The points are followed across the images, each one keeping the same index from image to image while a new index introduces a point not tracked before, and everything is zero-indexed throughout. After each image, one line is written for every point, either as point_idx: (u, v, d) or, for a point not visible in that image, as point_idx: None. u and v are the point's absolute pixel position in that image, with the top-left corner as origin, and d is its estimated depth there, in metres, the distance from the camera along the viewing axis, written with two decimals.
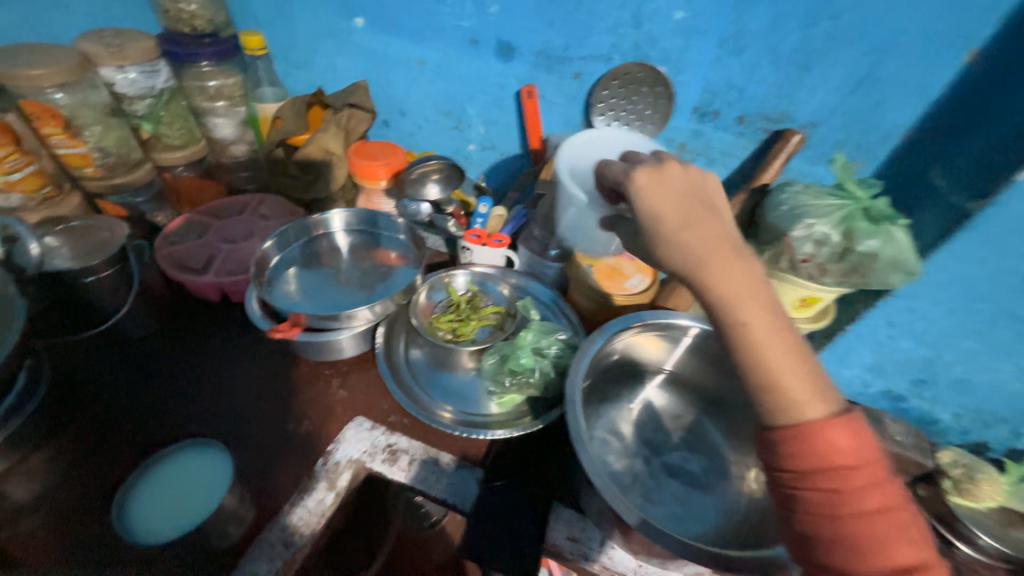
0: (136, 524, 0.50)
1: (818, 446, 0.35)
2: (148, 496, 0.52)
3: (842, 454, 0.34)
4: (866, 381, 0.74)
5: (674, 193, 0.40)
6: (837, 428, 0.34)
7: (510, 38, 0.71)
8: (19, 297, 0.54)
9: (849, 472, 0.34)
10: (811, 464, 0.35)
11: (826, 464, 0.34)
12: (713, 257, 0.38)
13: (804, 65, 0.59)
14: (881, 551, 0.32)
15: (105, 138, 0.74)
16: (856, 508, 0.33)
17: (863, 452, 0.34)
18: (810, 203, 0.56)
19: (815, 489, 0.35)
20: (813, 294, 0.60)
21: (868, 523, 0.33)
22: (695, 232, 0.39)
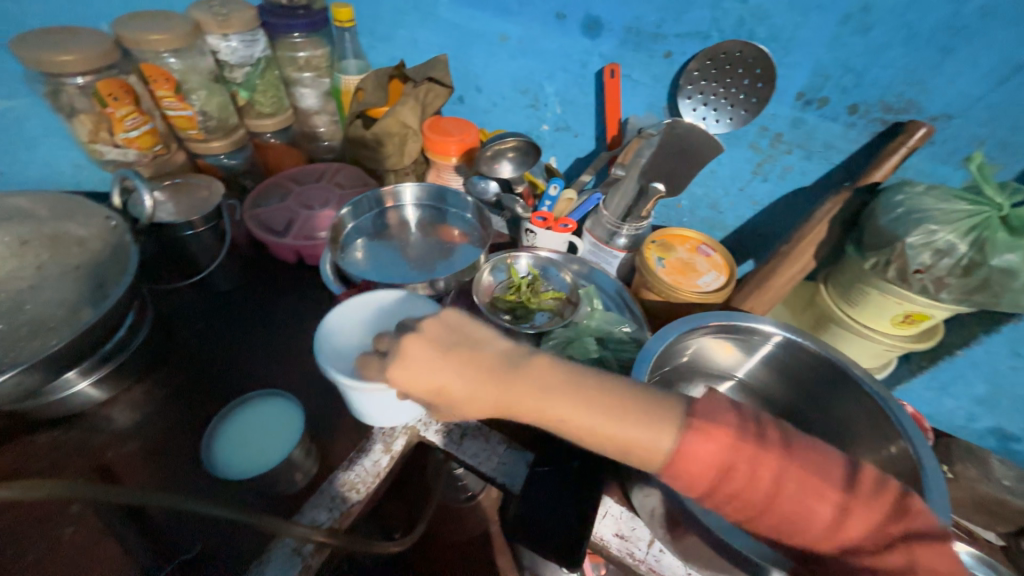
0: (219, 456, 0.55)
1: (716, 476, 0.37)
2: (231, 434, 0.57)
3: (736, 475, 0.37)
4: (971, 414, 0.66)
5: (414, 360, 0.43)
6: (699, 445, 0.37)
7: (599, 13, 0.67)
8: (132, 243, 0.60)
9: (751, 478, 0.37)
10: (728, 492, 0.38)
11: (731, 485, 0.37)
12: (554, 397, 0.40)
13: (947, 47, 0.52)
14: (815, 520, 0.37)
15: (208, 103, 0.79)
16: (778, 504, 0.37)
17: (750, 458, 0.37)
18: (934, 207, 0.50)
19: (746, 509, 0.38)
20: (920, 311, 0.54)
21: (795, 502, 0.37)
22: (442, 373, 0.43)
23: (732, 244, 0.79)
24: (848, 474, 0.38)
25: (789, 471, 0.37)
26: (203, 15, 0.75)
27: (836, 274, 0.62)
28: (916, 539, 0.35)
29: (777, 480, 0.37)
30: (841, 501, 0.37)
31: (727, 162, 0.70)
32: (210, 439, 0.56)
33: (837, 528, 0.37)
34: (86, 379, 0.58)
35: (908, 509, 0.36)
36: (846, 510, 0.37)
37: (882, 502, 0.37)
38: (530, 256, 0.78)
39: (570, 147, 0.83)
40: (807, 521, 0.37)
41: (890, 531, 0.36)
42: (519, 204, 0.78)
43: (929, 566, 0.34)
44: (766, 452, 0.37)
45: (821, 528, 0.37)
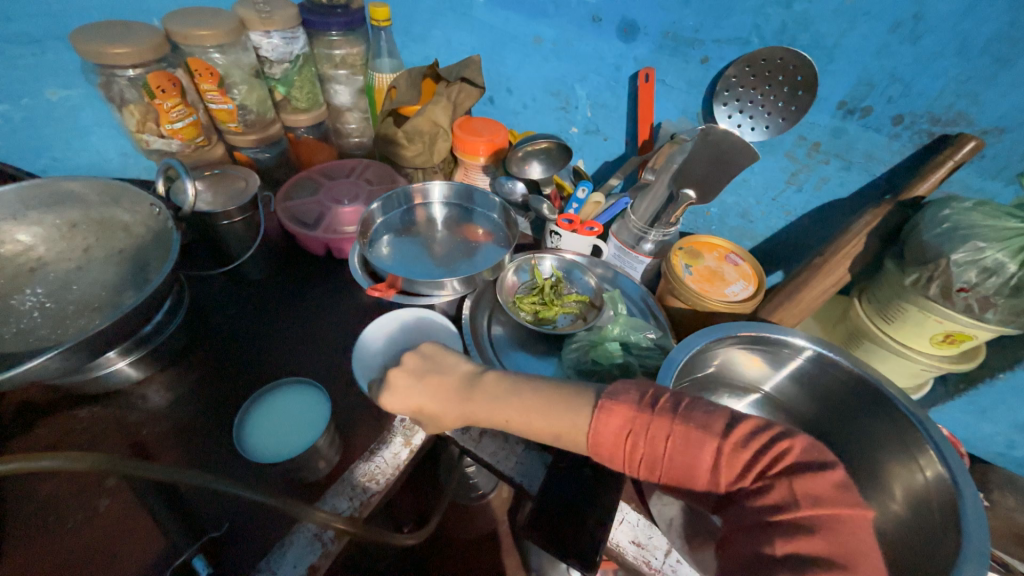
0: (248, 438, 0.56)
1: (627, 444, 0.41)
2: (260, 418, 0.58)
3: (639, 442, 0.41)
4: (1010, 441, 0.63)
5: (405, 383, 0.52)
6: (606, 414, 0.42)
7: (636, 17, 0.67)
8: (175, 232, 0.62)
9: (649, 439, 0.40)
10: (640, 459, 0.41)
11: (641, 451, 0.40)
12: (503, 406, 0.48)
13: (1003, 59, 0.50)
14: (705, 468, 0.39)
15: (249, 97, 0.81)
16: (674, 460, 0.40)
17: (639, 419, 0.41)
18: (982, 224, 0.48)
19: (659, 474, 0.41)
20: (962, 332, 0.52)
21: (688, 453, 0.39)
22: (419, 387, 0.52)
23: (761, 254, 0.78)
24: (727, 423, 0.40)
25: (676, 425, 0.40)
26: (247, 12, 0.77)
27: (872, 289, 0.60)
28: (796, 471, 0.36)
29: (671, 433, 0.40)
30: (722, 445, 0.39)
31: (761, 170, 0.69)
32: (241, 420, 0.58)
33: (733, 469, 0.38)
34: (124, 358, 0.61)
35: (779, 444, 0.38)
36: (722, 453, 0.39)
37: (753, 441, 0.39)
38: (555, 258, 0.78)
39: (599, 150, 0.83)
40: (707, 471, 0.39)
41: (760, 466, 0.38)
42: (546, 205, 0.77)
43: (807, 494, 0.35)
44: (654, 416, 0.41)
45: (720, 474, 0.39)
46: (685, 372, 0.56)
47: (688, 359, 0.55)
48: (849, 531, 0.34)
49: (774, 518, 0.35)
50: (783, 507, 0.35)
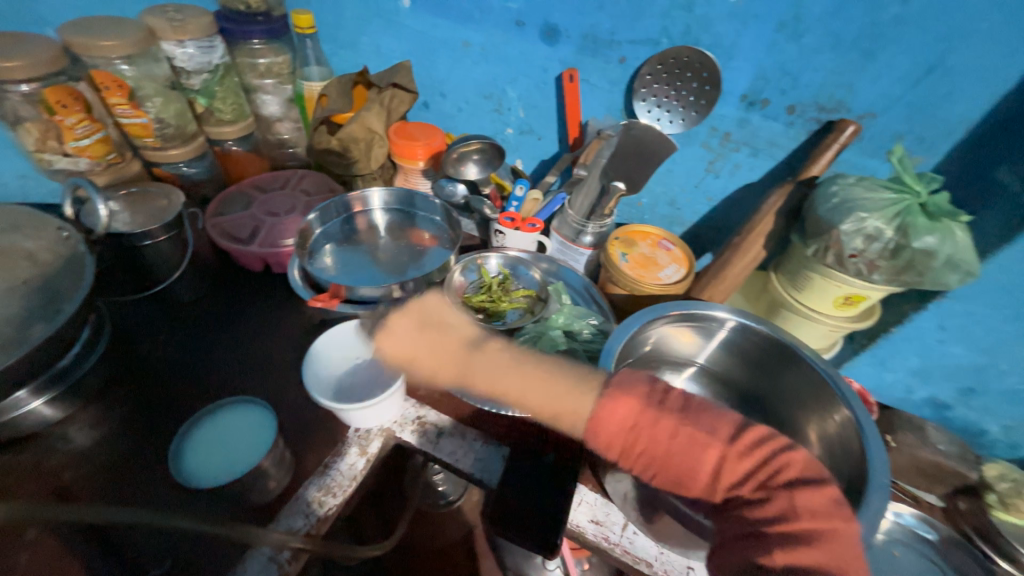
0: (185, 462, 0.54)
1: (628, 437, 0.43)
2: (200, 441, 0.56)
3: (645, 438, 0.43)
4: (909, 386, 0.72)
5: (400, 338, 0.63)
6: (625, 405, 0.44)
7: (557, 21, 0.70)
8: (88, 254, 0.59)
9: (651, 435, 0.43)
10: (638, 451, 0.43)
11: (639, 444, 0.43)
12: (504, 377, 0.54)
13: (868, 52, 0.57)
14: (705, 470, 0.41)
15: (165, 110, 0.77)
16: (674, 458, 0.42)
17: (650, 419, 0.43)
18: (863, 197, 0.54)
19: (656, 468, 0.43)
20: (858, 293, 0.59)
21: (690, 452, 0.42)
22: (422, 341, 0.62)
23: (691, 238, 0.83)
24: (734, 430, 0.43)
25: (683, 427, 0.42)
26: (157, 21, 0.73)
27: (784, 262, 0.67)
28: (796, 485, 0.39)
29: (674, 434, 0.42)
30: (724, 452, 0.41)
31: (682, 160, 0.74)
32: (178, 452, 0.54)
33: (729, 476, 0.41)
34: (37, 398, 0.56)
35: (783, 457, 0.40)
36: (724, 458, 0.41)
37: (757, 451, 0.41)
38: (500, 255, 0.80)
39: (535, 150, 0.86)
40: (704, 472, 0.42)
41: (762, 478, 0.40)
42: (487, 204, 0.79)
43: (805, 507, 0.38)
44: (661, 414, 0.43)
45: (718, 477, 0.41)
46: (622, 353, 0.60)
47: (627, 339, 0.58)
48: (840, 543, 0.36)
49: (769, 528, 0.38)
50: (782, 518, 0.38)
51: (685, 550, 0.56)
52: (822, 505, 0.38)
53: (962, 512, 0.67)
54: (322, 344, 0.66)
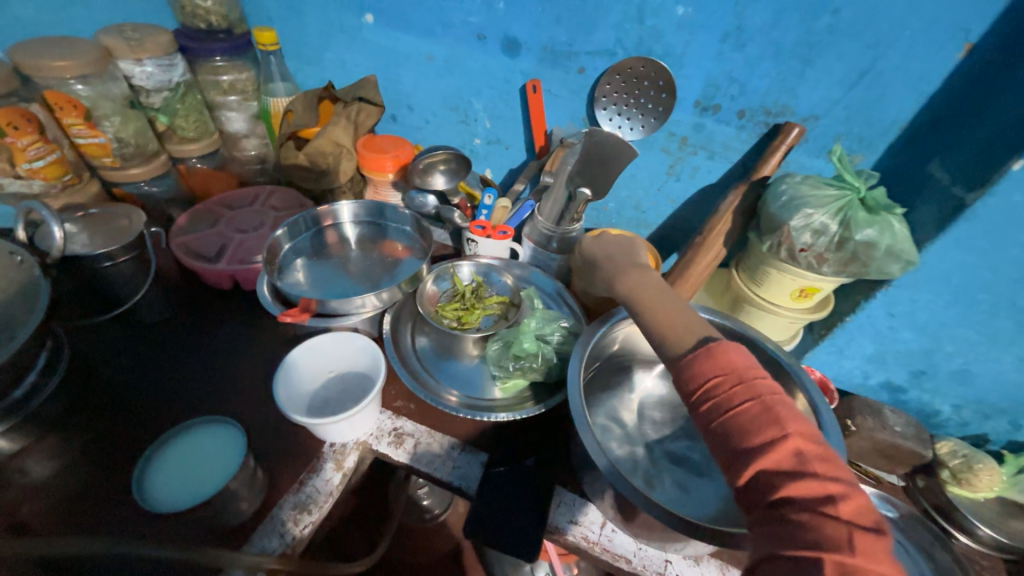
0: (151, 485, 0.52)
1: (707, 391, 0.38)
2: (167, 462, 0.54)
3: (728, 390, 0.38)
4: (866, 372, 0.75)
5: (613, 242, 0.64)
6: (737, 361, 0.39)
7: (517, 34, 0.72)
8: (43, 281, 0.56)
9: (732, 395, 0.37)
10: (710, 400, 0.38)
11: (718, 394, 0.38)
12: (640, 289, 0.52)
13: (807, 59, 0.60)
14: (767, 454, 0.34)
15: (124, 129, 0.76)
16: (740, 424, 0.36)
17: (754, 382, 0.37)
18: (809, 194, 0.58)
19: (715, 428, 0.37)
20: (812, 285, 0.62)
21: (749, 426, 0.36)
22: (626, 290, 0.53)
23: (658, 239, 0.86)
24: (816, 435, 0.35)
25: (773, 401, 0.36)
26: (114, 41, 0.72)
27: (744, 260, 0.70)
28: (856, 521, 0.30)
29: (751, 405, 0.36)
30: (798, 447, 0.34)
31: (644, 164, 0.77)
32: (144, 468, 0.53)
33: (779, 476, 0.34)
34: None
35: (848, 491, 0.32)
36: (792, 448, 0.34)
37: (824, 467, 0.33)
38: (472, 264, 0.81)
39: (503, 159, 0.88)
40: (759, 460, 0.34)
41: (816, 495, 0.32)
42: (457, 213, 0.80)
43: (861, 543, 0.29)
44: (758, 381, 0.38)
45: (765, 468, 0.34)
46: (592, 353, 0.63)
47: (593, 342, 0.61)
48: None
49: (802, 547, 0.30)
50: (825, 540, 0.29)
51: (662, 543, 0.57)
52: (882, 550, 0.29)
53: (921, 489, 0.70)
54: (294, 358, 0.65)
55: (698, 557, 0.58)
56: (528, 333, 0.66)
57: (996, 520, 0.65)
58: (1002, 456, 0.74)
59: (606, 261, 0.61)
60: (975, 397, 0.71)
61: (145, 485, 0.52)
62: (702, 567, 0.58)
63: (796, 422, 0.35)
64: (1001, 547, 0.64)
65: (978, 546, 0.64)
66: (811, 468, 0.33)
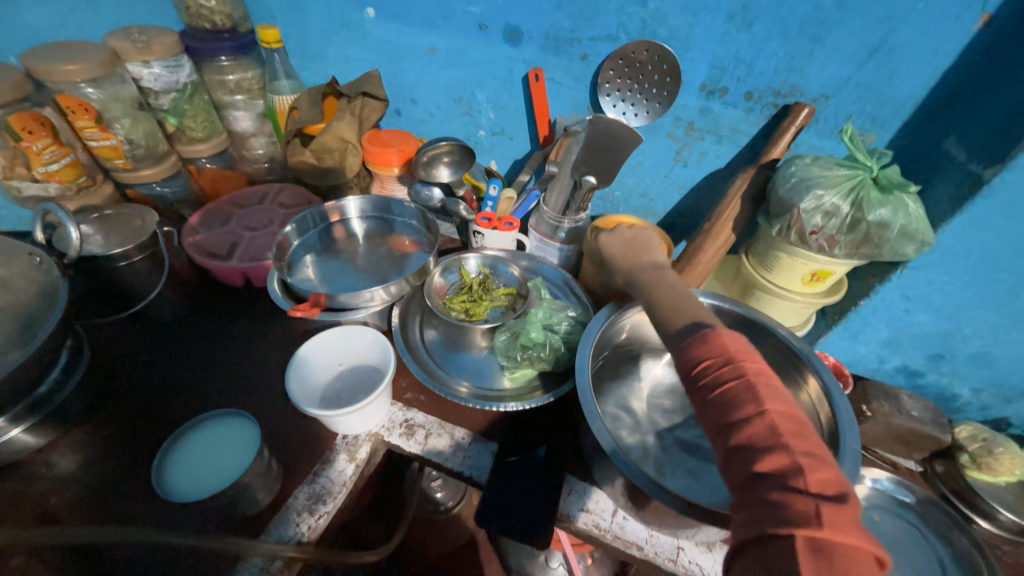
0: (172, 463, 0.55)
1: (696, 373, 0.39)
2: (194, 444, 0.57)
3: (715, 371, 0.38)
4: (881, 357, 0.74)
5: (623, 238, 0.62)
6: (727, 342, 0.39)
7: (518, 23, 0.72)
8: (63, 281, 0.58)
9: (719, 375, 0.37)
10: (697, 380, 0.38)
11: (706, 374, 0.38)
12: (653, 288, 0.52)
13: (815, 37, 0.59)
14: (749, 432, 0.34)
15: (134, 130, 0.77)
16: (723, 401, 0.36)
17: (740, 362, 0.37)
18: (820, 175, 0.57)
19: (704, 407, 0.38)
20: (824, 268, 0.61)
21: (729, 402, 0.36)
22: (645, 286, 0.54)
23: (666, 227, 0.85)
24: (799, 416, 0.34)
25: (757, 379, 0.36)
26: (121, 43, 0.73)
27: (754, 245, 0.69)
28: (830, 498, 0.29)
29: (733, 384, 0.36)
30: (779, 424, 0.33)
31: (649, 151, 0.76)
32: (166, 449, 0.56)
33: (754, 450, 0.33)
34: (14, 427, 0.56)
35: (831, 472, 0.31)
36: (773, 426, 0.34)
37: (806, 445, 0.32)
38: (478, 255, 0.81)
39: (508, 150, 0.88)
40: (739, 435, 0.34)
41: (793, 472, 0.31)
42: (462, 205, 0.81)
43: (833, 518, 0.28)
44: (745, 361, 0.37)
45: (745, 443, 0.34)
46: (601, 341, 0.63)
47: (601, 331, 0.61)
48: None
49: (776, 524, 0.29)
50: (796, 514, 0.29)
51: (673, 530, 0.57)
52: (851, 525, 0.28)
53: (939, 474, 0.69)
54: (304, 350, 0.65)
55: (710, 544, 0.58)
56: (534, 323, 0.67)
57: (1018, 505, 0.64)
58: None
59: (623, 259, 0.60)
60: (995, 379, 0.69)
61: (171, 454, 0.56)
62: (714, 554, 0.58)
63: (778, 400, 0.35)
64: None
65: (999, 531, 0.63)
66: (786, 443, 0.32)
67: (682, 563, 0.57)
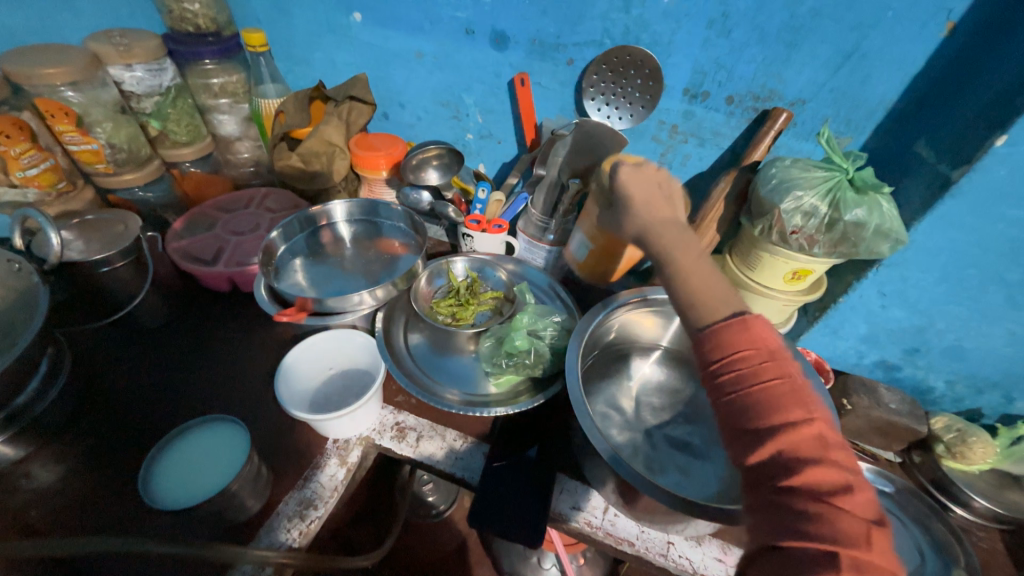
0: (164, 462, 0.55)
1: (733, 364, 0.37)
2: (189, 445, 0.57)
3: (756, 365, 0.36)
4: (861, 352, 0.76)
5: (646, 180, 0.50)
6: (767, 334, 0.38)
7: (504, 28, 0.73)
8: (42, 288, 0.57)
9: (759, 370, 0.36)
10: (733, 371, 0.37)
11: (744, 365, 0.37)
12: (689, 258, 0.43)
13: (791, 43, 0.61)
14: (794, 437, 0.34)
15: (116, 134, 0.76)
16: (768, 404, 0.35)
17: (784, 363, 0.36)
18: (799, 176, 0.59)
19: (740, 399, 0.36)
20: (804, 267, 0.63)
21: (773, 403, 0.35)
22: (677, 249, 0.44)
23: None
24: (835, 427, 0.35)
25: (800, 383, 0.36)
26: (102, 47, 0.72)
27: (737, 245, 0.71)
28: (871, 516, 0.30)
29: (779, 395, 0.36)
30: (823, 434, 0.34)
31: (634, 154, 0.78)
32: (166, 440, 0.57)
33: (797, 458, 0.33)
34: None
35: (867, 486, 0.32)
36: (816, 434, 0.34)
37: (846, 461, 0.33)
38: (466, 259, 0.82)
39: (496, 153, 0.88)
40: (775, 440, 0.34)
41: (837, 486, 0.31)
42: (450, 208, 0.81)
43: (878, 539, 0.29)
44: (785, 360, 0.37)
45: (786, 446, 0.34)
46: (591, 340, 0.64)
47: (590, 330, 0.63)
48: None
49: (820, 538, 0.30)
50: (844, 531, 0.29)
51: (664, 525, 0.58)
52: (888, 546, 0.30)
53: (917, 465, 0.71)
54: (292, 355, 0.66)
55: (699, 538, 0.59)
56: (522, 329, 0.67)
57: (991, 492, 0.66)
58: (996, 429, 0.75)
59: (644, 209, 0.48)
60: (968, 372, 0.72)
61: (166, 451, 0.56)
62: (703, 548, 0.59)
63: (818, 407, 0.35)
64: (996, 518, 0.65)
65: (974, 518, 0.65)
66: (832, 456, 0.33)
67: (673, 558, 0.58)
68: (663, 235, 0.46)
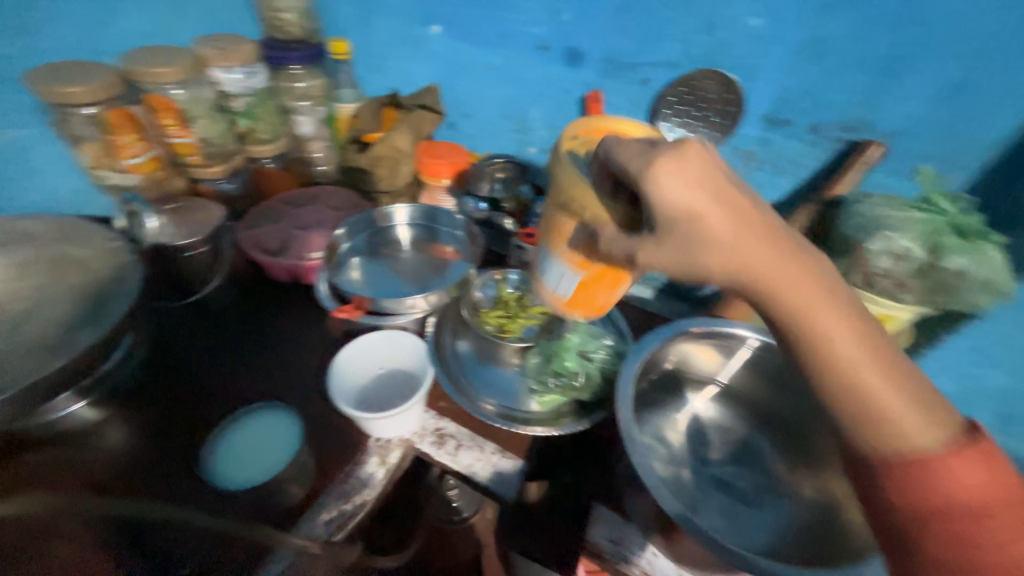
0: (224, 438, 0.61)
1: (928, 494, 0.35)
2: (250, 426, 0.62)
3: (966, 492, 0.34)
4: None
5: (700, 180, 0.35)
6: (963, 461, 0.35)
7: (579, 45, 0.73)
8: (137, 262, 0.63)
9: (955, 505, 0.34)
10: (926, 497, 0.35)
11: (934, 493, 0.35)
12: (816, 307, 0.36)
13: (890, 72, 0.57)
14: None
15: (209, 130, 0.82)
16: (961, 534, 0.34)
17: (995, 489, 0.34)
18: (890, 215, 0.54)
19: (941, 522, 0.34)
20: (887, 314, 0.57)
21: (965, 538, 0.34)
22: (792, 293, 0.37)
23: None
24: None
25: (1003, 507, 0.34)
26: (206, 50, 0.78)
27: None
28: None
29: (944, 451, 0.35)
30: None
31: None
32: (243, 410, 0.63)
33: None
34: (74, 396, 0.61)
35: None
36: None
37: None
38: (518, 271, 0.81)
39: None
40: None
41: None
42: (509, 219, 0.82)
43: None
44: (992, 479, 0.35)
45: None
46: (643, 368, 0.61)
47: (644, 356, 0.60)
48: None
49: None
50: None
51: (709, 572, 0.54)
52: None
53: None
54: (348, 347, 0.68)
55: None
56: (570, 350, 0.67)
57: None
58: None
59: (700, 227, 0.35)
60: None
61: (231, 426, 0.62)
62: None
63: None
64: None
65: None
66: None
67: None
68: (780, 285, 0.36)
